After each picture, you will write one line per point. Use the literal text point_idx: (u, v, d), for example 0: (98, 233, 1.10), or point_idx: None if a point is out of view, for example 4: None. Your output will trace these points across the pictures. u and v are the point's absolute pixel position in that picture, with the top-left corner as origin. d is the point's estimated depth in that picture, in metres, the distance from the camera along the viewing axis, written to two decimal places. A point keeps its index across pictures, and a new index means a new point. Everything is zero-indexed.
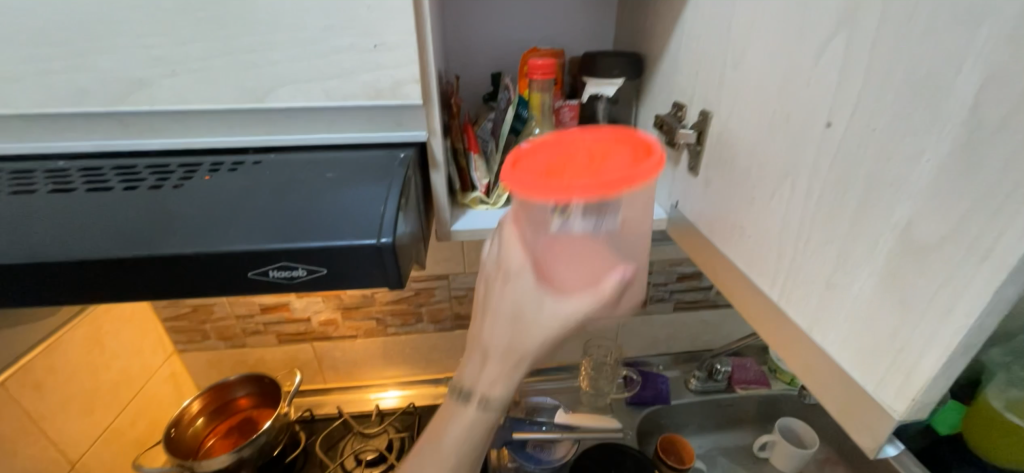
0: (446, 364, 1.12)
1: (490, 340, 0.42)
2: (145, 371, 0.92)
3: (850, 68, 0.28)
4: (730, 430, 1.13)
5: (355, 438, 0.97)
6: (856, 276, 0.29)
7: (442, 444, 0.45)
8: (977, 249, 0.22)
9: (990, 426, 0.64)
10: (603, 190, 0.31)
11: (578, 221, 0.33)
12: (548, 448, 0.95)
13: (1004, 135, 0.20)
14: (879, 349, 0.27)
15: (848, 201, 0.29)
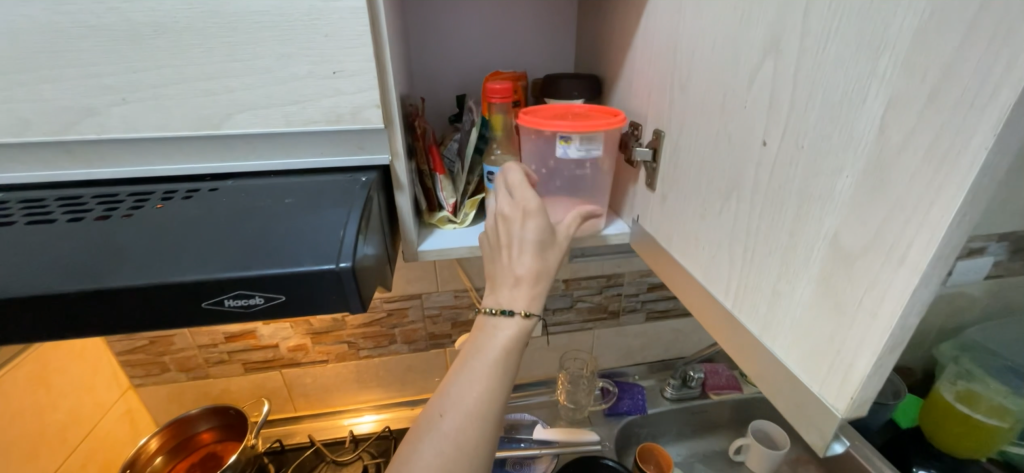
0: (421, 385, 1.10)
1: (515, 265, 0.48)
2: (96, 410, 0.87)
3: (777, 92, 0.30)
4: (706, 436, 1.15)
5: (328, 467, 0.94)
6: (796, 283, 0.30)
7: (476, 368, 0.45)
8: (894, 256, 0.24)
9: (946, 416, 0.81)
10: (592, 127, 0.48)
11: (576, 149, 0.50)
12: (527, 465, 0.94)
13: (908, 152, 0.23)
14: (820, 352, 0.29)
15: (785, 213, 0.31)
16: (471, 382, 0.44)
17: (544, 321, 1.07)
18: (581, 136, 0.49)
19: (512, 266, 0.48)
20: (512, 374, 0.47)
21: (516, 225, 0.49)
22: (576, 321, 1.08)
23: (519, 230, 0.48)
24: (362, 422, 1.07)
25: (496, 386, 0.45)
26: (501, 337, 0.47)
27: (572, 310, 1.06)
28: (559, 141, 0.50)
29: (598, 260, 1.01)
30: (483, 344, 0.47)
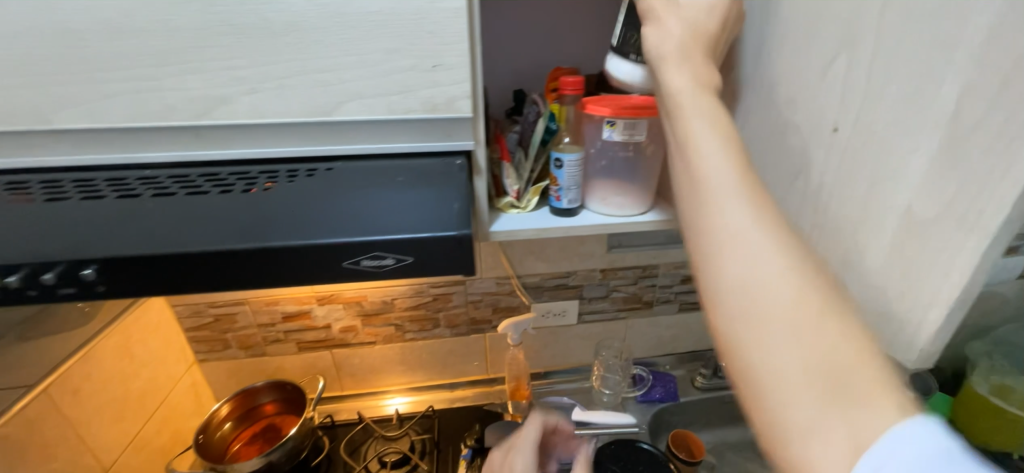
0: (461, 369, 1.14)
1: None
2: (170, 380, 0.93)
3: (849, 81, 0.35)
4: (735, 426, 1.18)
5: (377, 441, 0.99)
6: (868, 249, 0.35)
7: None
8: (965, 222, 0.28)
9: (979, 410, 0.83)
10: (634, 112, 0.54)
11: (619, 132, 0.56)
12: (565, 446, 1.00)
13: (979, 133, 0.26)
14: (891, 307, 0.34)
15: (856, 188, 0.35)
16: None
17: (580, 310, 1.11)
18: (625, 121, 0.55)
19: None
20: None
21: None
22: (611, 310, 1.12)
23: None
24: (405, 402, 1.13)
25: None
26: None
27: (608, 299, 1.10)
28: (605, 125, 0.56)
29: (634, 251, 1.05)
30: None
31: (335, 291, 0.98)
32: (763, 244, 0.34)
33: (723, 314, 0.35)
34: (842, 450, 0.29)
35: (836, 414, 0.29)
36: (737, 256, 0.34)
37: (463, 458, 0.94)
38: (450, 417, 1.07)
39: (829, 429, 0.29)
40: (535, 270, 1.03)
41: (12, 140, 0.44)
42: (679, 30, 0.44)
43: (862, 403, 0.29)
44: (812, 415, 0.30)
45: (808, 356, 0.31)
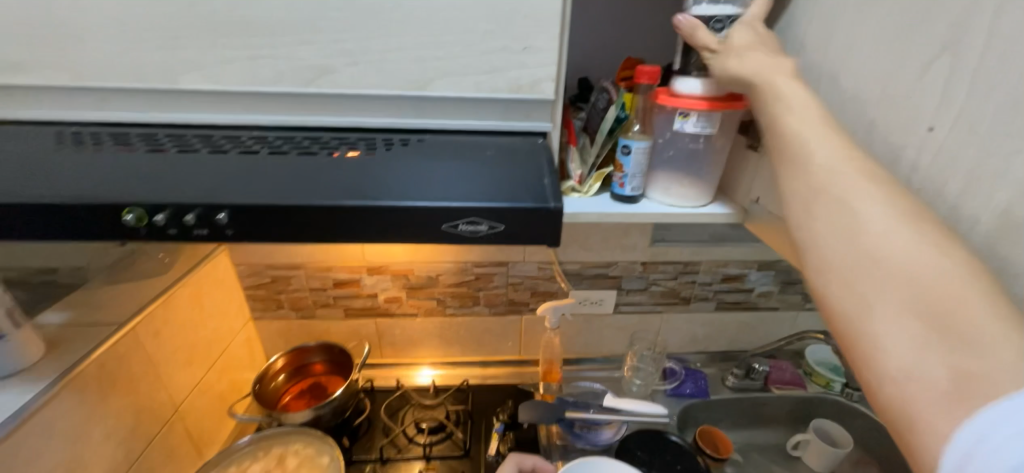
0: (495, 348, 1.18)
1: None
2: (229, 334, 0.99)
3: (951, 84, 0.38)
4: (762, 429, 1.18)
5: (415, 408, 1.04)
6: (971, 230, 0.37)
7: None
8: None
9: None
10: (708, 105, 0.56)
11: (692, 124, 0.57)
12: (595, 429, 0.99)
13: None
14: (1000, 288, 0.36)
15: (955, 176, 0.38)
16: None
17: (617, 300, 1.12)
18: (700, 113, 0.56)
19: None
20: None
21: None
22: (647, 303, 1.13)
23: None
24: (440, 374, 1.17)
25: None
26: None
27: (645, 292, 1.11)
28: (678, 116, 0.58)
29: (677, 246, 1.06)
30: None
31: (384, 262, 1.03)
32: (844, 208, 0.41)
33: (829, 287, 0.41)
34: (950, 391, 0.32)
35: (943, 359, 0.33)
36: (835, 237, 0.41)
37: (496, 432, 0.97)
38: (484, 391, 1.11)
39: (935, 372, 0.33)
40: (577, 258, 1.05)
41: (141, 97, 0.48)
42: (744, 45, 0.51)
43: (974, 348, 0.32)
44: (919, 362, 0.34)
45: (909, 312, 0.35)
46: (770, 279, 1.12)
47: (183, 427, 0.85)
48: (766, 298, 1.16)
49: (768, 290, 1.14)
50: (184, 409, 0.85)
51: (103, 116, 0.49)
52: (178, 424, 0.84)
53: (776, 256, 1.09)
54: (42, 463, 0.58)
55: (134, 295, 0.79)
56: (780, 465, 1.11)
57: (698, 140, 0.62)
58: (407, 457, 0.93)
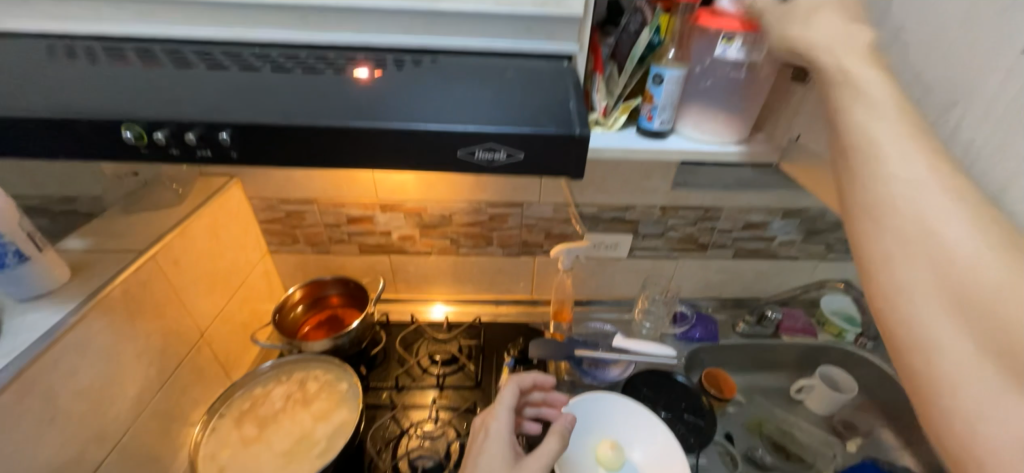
0: (508, 288, 1.19)
1: (491, 432, 0.70)
2: (247, 265, 1.01)
3: None
4: (767, 374, 1.20)
5: (428, 342, 1.07)
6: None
7: (482, 458, 0.67)
8: None
9: None
10: (756, 27, 0.51)
11: (735, 49, 0.52)
12: (603, 367, 1.03)
13: None
14: None
15: None
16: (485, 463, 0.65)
17: (632, 245, 1.10)
18: (745, 36, 0.52)
19: (483, 444, 0.69)
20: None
21: (490, 419, 0.74)
22: (663, 248, 1.11)
23: (492, 426, 0.72)
24: (453, 310, 1.19)
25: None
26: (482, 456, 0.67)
27: (662, 237, 1.09)
28: (721, 40, 0.52)
29: (700, 190, 1.01)
30: (477, 456, 0.68)
31: (397, 200, 1.01)
32: (921, 229, 0.38)
33: (892, 309, 0.39)
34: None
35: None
36: (908, 257, 0.38)
37: (507, 366, 1.00)
38: (493, 328, 1.13)
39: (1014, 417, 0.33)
40: (594, 200, 1.02)
41: (132, 8, 0.45)
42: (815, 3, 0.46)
43: None
44: (993, 404, 0.34)
45: (990, 353, 0.34)
46: (793, 227, 1.08)
47: (210, 351, 0.89)
48: (787, 247, 1.12)
49: (789, 239, 1.11)
50: (209, 334, 0.89)
51: (95, 29, 0.46)
52: (205, 348, 0.87)
53: (803, 204, 1.04)
54: (79, 380, 0.61)
55: (150, 229, 0.80)
56: (781, 407, 1.14)
57: (740, 69, 0.56)
58: (422, 386, 0.96)
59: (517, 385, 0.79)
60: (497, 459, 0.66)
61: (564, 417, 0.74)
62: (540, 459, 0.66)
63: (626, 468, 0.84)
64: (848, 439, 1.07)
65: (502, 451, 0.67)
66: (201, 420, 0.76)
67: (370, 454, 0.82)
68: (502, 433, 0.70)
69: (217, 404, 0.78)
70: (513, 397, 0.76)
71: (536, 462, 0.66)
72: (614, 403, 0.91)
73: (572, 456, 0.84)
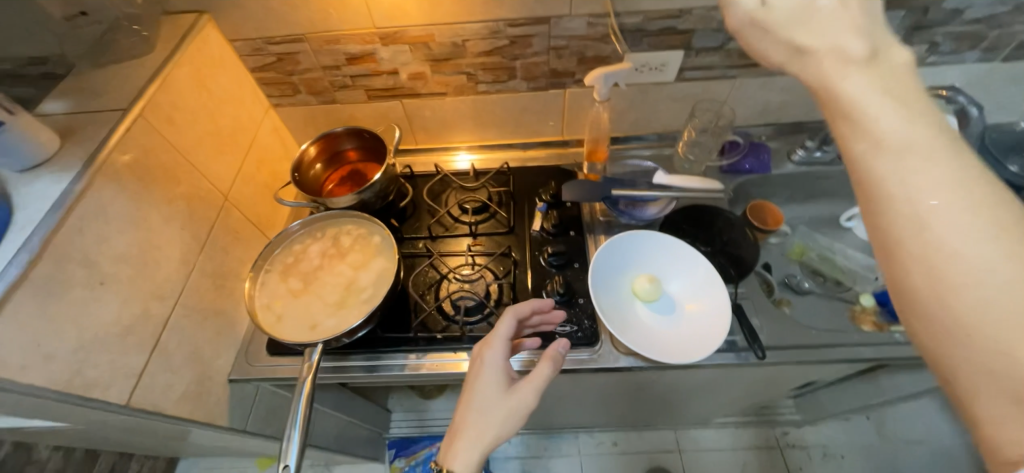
0: (536, 128, 1.08)
1: (485, 363, 0.69)
2: (252, 122, 0.93)
3: None
4: (816, 203, 1.13)
5: (456, 192, 1.02)
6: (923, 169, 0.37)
7: (475, 389, 0.68)
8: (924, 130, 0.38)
9: None
10: None
11: None
12: (639, 206, 0.96)
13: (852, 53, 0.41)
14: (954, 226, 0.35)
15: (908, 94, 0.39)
16: (480, 395, 0.67)
17: (682, 64, 0.93)
18: None
19: (477, 374, 0.69)
20: (496, 405, 0.66)
21: (486, 347, 0.72)
22: (719, 67, 0.93)
23: (486, 356, 0.70)
24: (478, 159, 1.11)
25: (512, 407, 0.65)
26: (477, 388, 0.68)
27: (720, 52, 0.90)
28: None
29: None
30: (471, 386, 0.69)
31: (398, 27, 0.84)
32: (935, 187, 0.36)
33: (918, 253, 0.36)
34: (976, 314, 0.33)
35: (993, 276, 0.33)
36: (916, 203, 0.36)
37: (540, 211, 0.95)
38: (523, 174, 1.05)
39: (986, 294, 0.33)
40: (639, 7, 0.81)
41: None
42: None
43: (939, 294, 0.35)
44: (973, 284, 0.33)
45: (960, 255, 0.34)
46: (893, 25, 0.86)
47: (240, 213, 0.88)
48: None
49: None
50: (233, 196, 0.86)
51: None
52: (233, 210, 0.86)
53: None
54: (115, 247, 0.61)
55: (127, 84, 0.70)
56: (826, 235, 1.11)
57: None
58: (455, 234, 0.95)
59: (516, 314, 0.74)
60: (492, 386, 0.67)
61: (559, 343, 0.71)
62: (533, 386, 0.67)
63: (663, 301, 0.85)
64: None
65: (494, 382, 0.68)
66: (249, 275, 0.77)
67: (413, 298, 0.85)
68: (497, 362, 0.69)
69: (260, 261, 0.79)
70: (511, 326, 0.73)
71: (528, 388, 0.67)
72: (658, 242, 0.88)
73: (612, 291, 0.84)
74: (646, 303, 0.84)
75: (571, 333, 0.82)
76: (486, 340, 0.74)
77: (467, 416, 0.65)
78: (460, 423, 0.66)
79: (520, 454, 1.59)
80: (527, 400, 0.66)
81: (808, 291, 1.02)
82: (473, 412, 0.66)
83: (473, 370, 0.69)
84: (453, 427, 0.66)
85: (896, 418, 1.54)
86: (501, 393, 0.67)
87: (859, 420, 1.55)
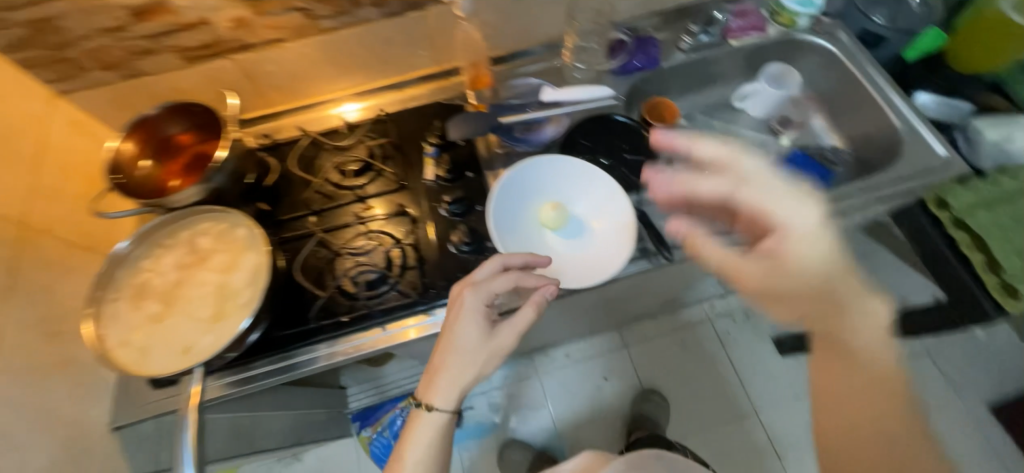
0: (408, 63, 0.94)
1: (467, 308, 0.68)
2: (31, 121, 0.73)
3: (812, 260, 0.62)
4: (709, 89, 1.12)
5: (330, 154, 0.88)
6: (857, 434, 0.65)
7: (456, 332, 0.68)
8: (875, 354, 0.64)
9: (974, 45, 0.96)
10: None
11: None
12: (535, 129, 0.91)
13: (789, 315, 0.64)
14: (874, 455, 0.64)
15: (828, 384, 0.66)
16: (462, 338, 0.68)
17: None
18: None
19: (457, 317, 0.68)
20: (479, 348, 0.68)
21: (466, 289, 0.70)
22: None
23: (467, 299, 0.68)
24: (366, 108, 0.94)
25: (495, 349, 0.68)
26: (458, 331, 0.68)
27: None
28: None
29: None
30: (452, 328, 0.69)
31: None
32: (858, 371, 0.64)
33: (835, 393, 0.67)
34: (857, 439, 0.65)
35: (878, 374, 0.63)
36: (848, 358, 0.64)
37: (429, 157, 0.86)
38: (408, 119, 0.92)
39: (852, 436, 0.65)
40: None
41: None
42: None
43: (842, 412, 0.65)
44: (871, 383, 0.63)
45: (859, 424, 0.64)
46: None
47: (54, 241, 0.73)
48: None
49: None
50: (36, 221, 0.70)
51: None
52: (43, 238, 0.71)
53: None
54: None
55: None
56: (722, 120, 1.12)
57: None
58: (340, 204, 0.84)
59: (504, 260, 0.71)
60: (471, 329, 0.68)
61: (545, 289, 0.71)
62: (512, 330, 0.69)
63: (572, 224, 0.82)
64: (782, 134, 1.07)
65: (476, 324, 0.68)
66: (89, 314, 0.64)
67: (305, 286, 0.75)
68: (477, 308, 0.68)
69: (100, 291, 0.66)
70: (495, 271, 0.71)
71: (510, 330, 0.69)
72: (560, 165, 0.83)
73: (512, 224, 0.79)
74: (555, 231, 0.81)
75: None
76: (463, 281, 0.72)
77: (447, 359, 0.68)
78: (440, 364, 0.69)
79: (483, 391, 1.64)
80: (509, 341, 0.69)
81: None
82: (453, 353, 0.68)
83: (452, 315, 0.69)
84: (433, 366, 0.69)
85: None
86: (485, 335, 0.68)
87: None
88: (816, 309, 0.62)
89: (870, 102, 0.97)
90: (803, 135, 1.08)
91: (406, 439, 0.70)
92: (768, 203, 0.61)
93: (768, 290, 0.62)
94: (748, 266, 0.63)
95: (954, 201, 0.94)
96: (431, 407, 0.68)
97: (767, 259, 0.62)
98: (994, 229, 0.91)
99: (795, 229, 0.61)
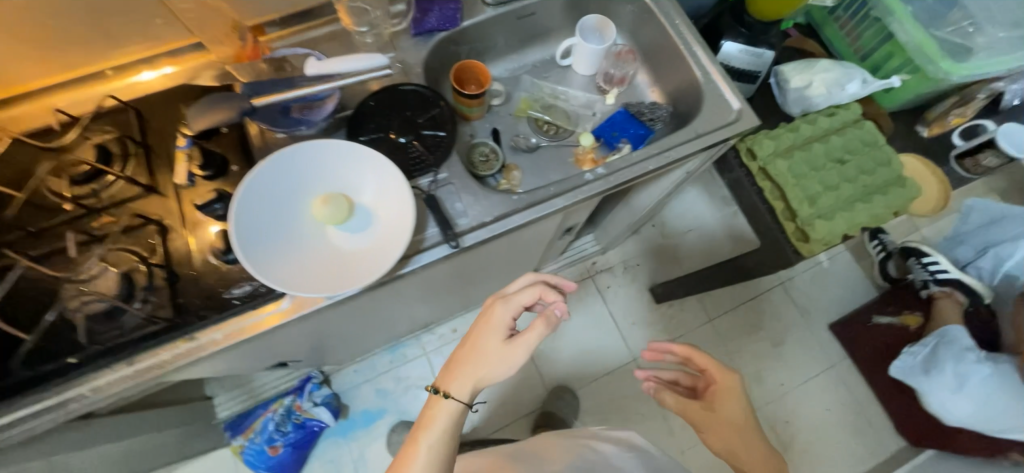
0: (142, 34, 0.76)
1: (494, 309, 0.69)
2: None
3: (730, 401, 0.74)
4: (535, 47, 1.04)
5: (45, 158, 0.71)
6: None
7: (483, 332, 0.68)
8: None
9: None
10: None
11: None
12: (317, 107, 0.78)
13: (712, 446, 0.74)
14: None
15: None
16: (485, 338, 0.68)
17: None
18: None
19: (486, 317, 0.69)
20: (499, 352, 0.66)
21: (502, 293, 0.71)
22: None
23: (500, 301, 0.69)
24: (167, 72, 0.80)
25: (510, 357, 0.66)
26: (484, 329, 0.68)
27: None
28: None
29: None
30: (480, 327, 0.69)
31: None
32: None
33: None
34: None
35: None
36: None
37: (180, 150, 0.72)
38: (154, 104, 0.76)
39: None
40: None
41: None
42: None
43: None
44: None
45: None
46: None
47: None
48: None
49: None
50: None
51: None
52: None
53: None
54: None
55: None
56: (551, 79, 1.05)
57: None
58: (58, 218, 0.68)
59: (537, 278, 0.71)
60: (493, 332, 0.68)
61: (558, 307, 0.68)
62: (528, 341, 0.66)
63: (357, 217, 0.73)
64: (608, 92, 1.03)
65: (499, 329, 0.68)
66: None
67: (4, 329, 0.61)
68: (505, 321, 0.68)
69: None
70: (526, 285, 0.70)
71: (527, 342, 0.66)
72: (343, 152, 0.72)
73: (269, 220, 0.69)
74: (335, 225, 0.72)
75: (255, 291, 0.69)
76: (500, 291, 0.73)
77: (468, 353, 0.68)
78: (460, 359, 0.68)
79: (367, 377, 1.57)
80: (524, 352, 0.66)
81: (537, 146, 0.98)
82: (473, 352, 0.68)
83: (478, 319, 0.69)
84: (455, 358, 0.69)
85: (672, 218, 1.80)
86: (505, 340, 0.67)
87: (648, 230, 1.78)
88: (739, 440, 0.72)
89: (681, 57, 0.93)
90: (629, 92, 1.04)
91: (421, 426, 0.66)
92: (705, 358, 0.77)
93: (707, 422, 0.74)
94: (691, 405, 0.76)
95: (760, 150, 0.97)
96: (446, 395, 0.66)
97: (704, 402, 0.76)
98: (790, 176, 0.95)
99: (723, 381, 0.75)
